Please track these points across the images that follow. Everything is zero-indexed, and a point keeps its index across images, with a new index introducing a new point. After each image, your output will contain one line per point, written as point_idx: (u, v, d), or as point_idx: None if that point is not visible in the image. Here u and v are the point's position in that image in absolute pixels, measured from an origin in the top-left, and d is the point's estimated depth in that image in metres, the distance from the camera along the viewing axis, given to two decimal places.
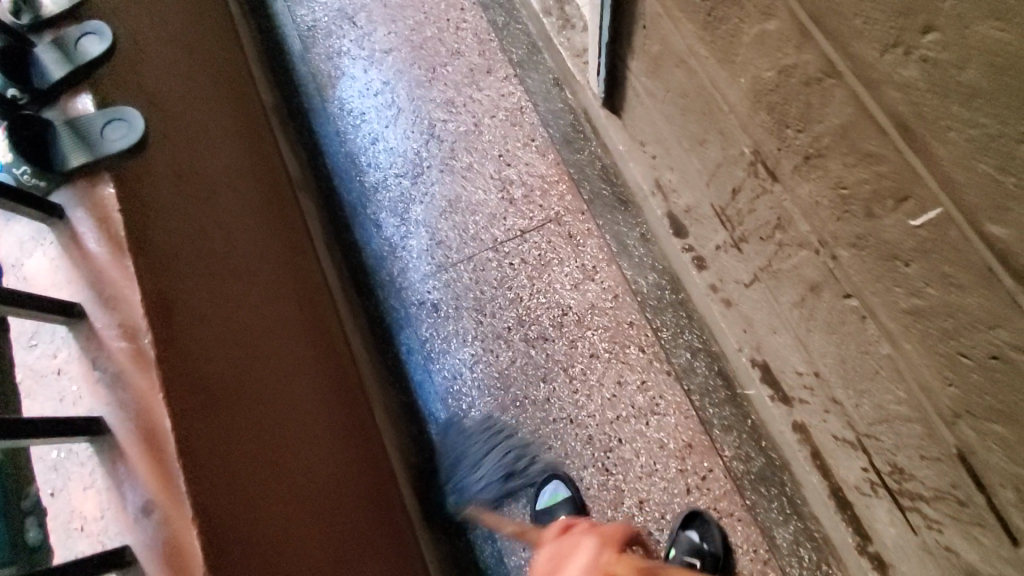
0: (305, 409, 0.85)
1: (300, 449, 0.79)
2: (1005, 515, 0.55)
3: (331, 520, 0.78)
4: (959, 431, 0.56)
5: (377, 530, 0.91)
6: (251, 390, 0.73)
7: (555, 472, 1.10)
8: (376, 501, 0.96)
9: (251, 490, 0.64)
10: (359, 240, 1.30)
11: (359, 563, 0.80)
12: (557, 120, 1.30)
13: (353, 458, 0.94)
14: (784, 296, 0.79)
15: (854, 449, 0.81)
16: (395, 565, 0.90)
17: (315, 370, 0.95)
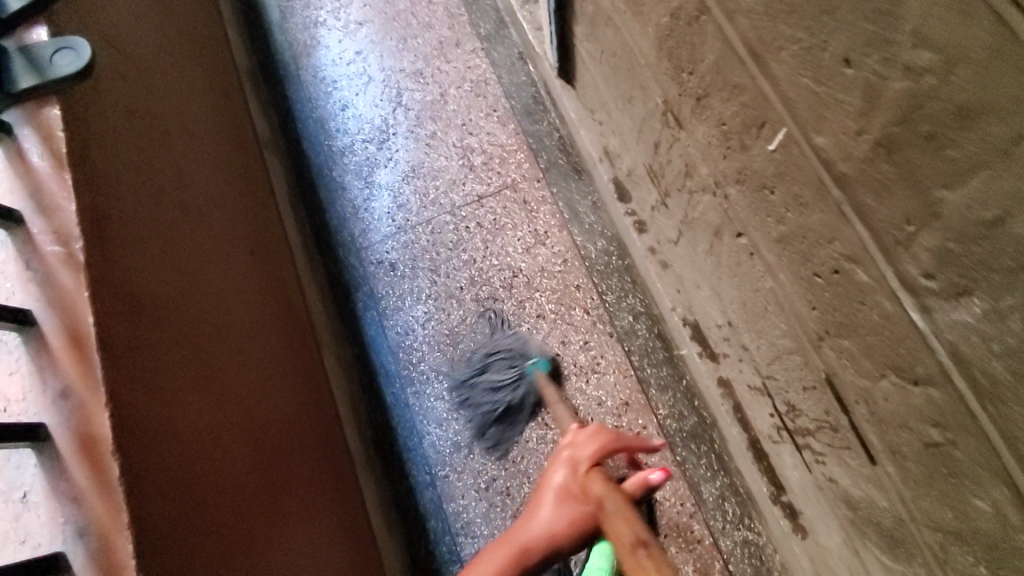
0: (246, 342, 0.90)
1: (235, 373, 0.83)
2: (863, 433, 0.59)
3: (259, 441, 0.82)
4: (825, 354, 0.60)
5: (312, 464, 0.95)
6: (187, 311, 0.78)
7: None
8: (317, 440, 1.00)
9: (176, 395, 0.69)
10: (325, 202, 1.35)
11: (286, 485, 0.85)
12: (519, 92, 1.34)
13: (295, 396, 0.98)
14: (700, 246, 0.84)
15: (763, 397, 0.85)
16: (326, 497, 0.95)
17: (262, 310, 1.00)
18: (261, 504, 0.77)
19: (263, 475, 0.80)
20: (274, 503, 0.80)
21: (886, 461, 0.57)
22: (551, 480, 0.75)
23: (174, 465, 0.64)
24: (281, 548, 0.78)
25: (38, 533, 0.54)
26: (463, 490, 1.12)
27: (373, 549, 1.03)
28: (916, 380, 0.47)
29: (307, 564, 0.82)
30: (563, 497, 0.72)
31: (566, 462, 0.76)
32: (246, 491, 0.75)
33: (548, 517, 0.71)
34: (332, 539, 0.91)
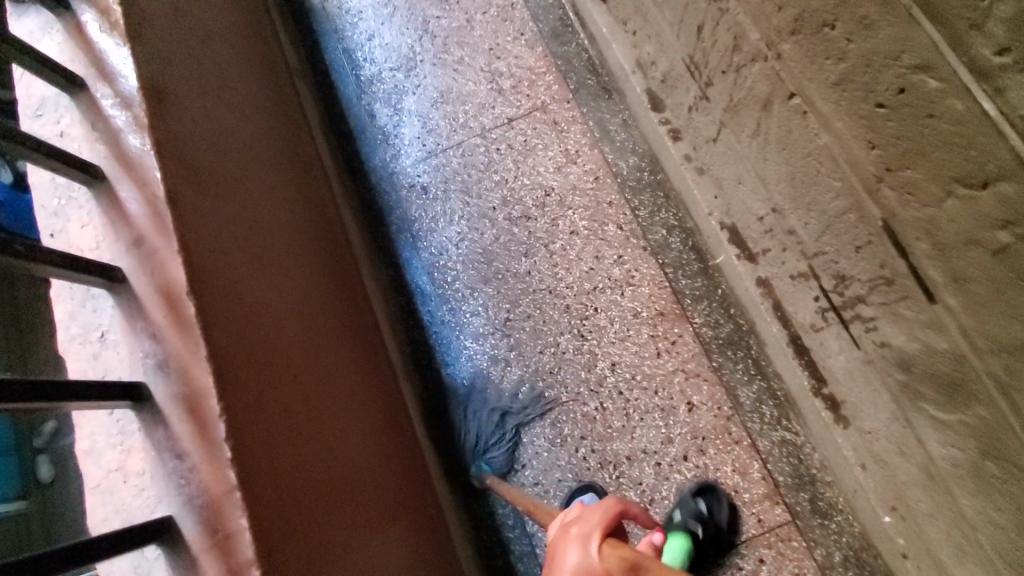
0: (289, 239, 0.91)
1: (282, 264, 0.84)
2: (921, 270, 0.59)
3: (311, 330, 0.83)
4: (883, 198, 0.61)
5: (359, 363, 0.96)
6: (238, 195, 0.79)
7: (706, 482, 1.04)
8: (361, 344, 1.01)
9: (237, 264, 0.70)
10: (354, 130, 1.35)
11: (338, 370, 0.86)
12: (546, 14, 1.33)
13: (340, 300, 1.00)
14: (744, 130, 0.84)
15: (808, 282, 0.85)
16: (374, 395, 0.96)
17: (302, 218, 1.01)
18: (321, 380, 0.79)
19: (320, 354, 0.82)
20: (332, 381, 0.82)
21: (947, 294, 0.57)
22: (563, 561, 0.63)
23: (243, 320, 0.65)
24: (341, 420, 0.80)
25: (119, 367, 0.56)
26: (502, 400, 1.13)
27: (419, 452, 1.05)
28: (986, 181, 0.48)
29: (362, 443, 0.84)
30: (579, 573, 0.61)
31: (574, 528, 0.66)
32: (306, 365, 0.77)
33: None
34: (382, 432, 0.93)
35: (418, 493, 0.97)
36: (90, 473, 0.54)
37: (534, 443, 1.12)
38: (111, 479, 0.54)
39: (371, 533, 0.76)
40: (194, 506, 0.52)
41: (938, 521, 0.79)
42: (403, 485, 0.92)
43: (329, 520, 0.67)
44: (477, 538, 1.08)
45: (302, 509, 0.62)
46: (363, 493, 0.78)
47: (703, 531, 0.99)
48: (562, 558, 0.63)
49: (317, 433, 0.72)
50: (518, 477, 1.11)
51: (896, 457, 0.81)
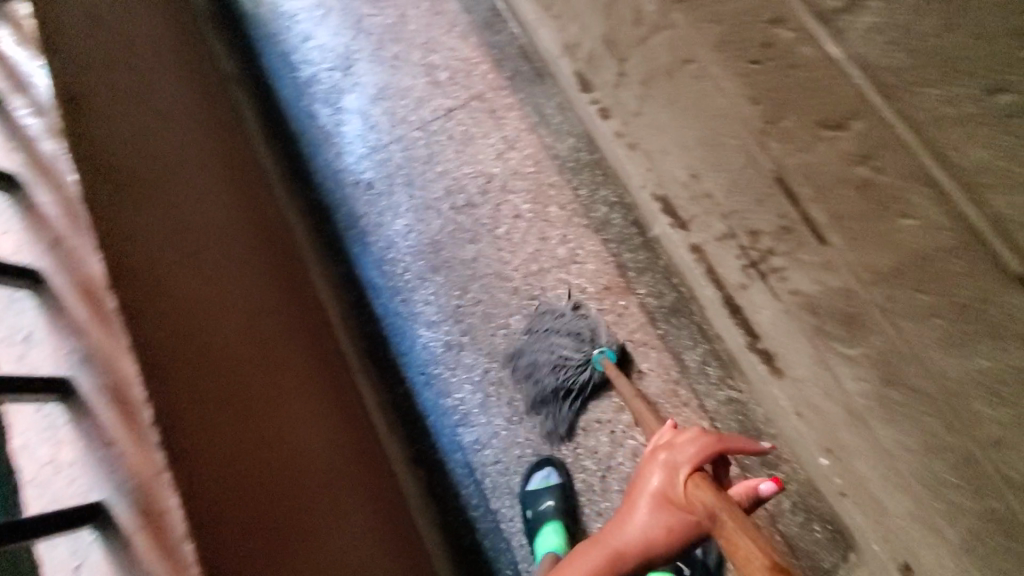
0: (223, 239, 0.94)
1: (213, 263, 0.88)
2: (808, 214, 0.64)
3: (246, 324, 0.86)
4: (771, 149, 0.65)
5: (307, 356, 1.00)
6: (162, 204, 0.82)
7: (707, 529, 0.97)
8: (308, 338, 1.04)
9: (159, 270, 0.74)
10: (296, 132, 1.36)
11: (279, 364, 0.89)
12: (477, 5, 1.35)
13: (283, 298, 1.03)
14: (657, 100, 0.88)
15: (730, 241, 0.89)
16: (323, 386, 0.99)
17: (239, 219, 1.04)
18: (258, 370, 0.83)
19: (256, 350, 0.85)
20: (270, 372, 0.85)
21: (833, 233, 0.61)
22: (645, 480, 0.59)
23: (165, 319, 0.69)
24: (282, 410, 0.83)
25: (44, 363, 0.57)
26: (458, 384, 1.16)
27: (375, 441, 1.07)
28: None
29: (308, 433, 0.86)
30: (662, 502, 0.57)
31: (661, 455, 0.60)
32: (239, 360, 0.79)
33: (643, 526, 0.57)
34: (334, 421, 0.96)
35: (377, 478, 1.00)
36: (22, 469, 0.54)
37: (492, 423, 1.13)
38: (44, 473, 0.54)
39: (320, 513, 0.78)
40: (124, 484, 0.54)
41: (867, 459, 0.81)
42: (358, 471, 0.95)
43: (265, 503, 0.70)
44: (441, 520, 1.11)
45: (231, 493, 0.65)
46: (309, 478, 0.80)
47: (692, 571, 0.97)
48: (642, 477, 0.61)
49: (249, 425, 0.75)
50: (478, 457, 1.12)
51: (825, 402, 0.84)
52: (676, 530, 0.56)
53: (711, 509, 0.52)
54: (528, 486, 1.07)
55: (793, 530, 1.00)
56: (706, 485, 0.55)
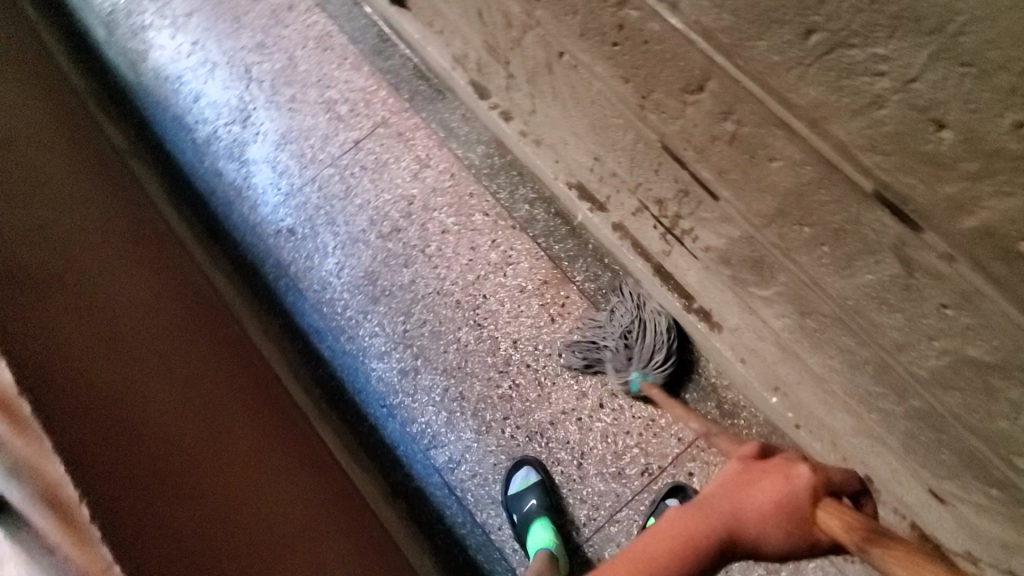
0: (148, 315, 0.93)
1: (140, 341, 0.86)
2: (698, 175, 0.67)
3: (185, 396, 0.85)
4: (650, 122, 0.68)
5: (259, 416, 0.98)
6: (70, 296, 0.80)
7: (678, 483, 1.04)
8: (257, 397, 1.02)
9: (82, 358, 0.73)
10: (205, 193, 1.33)
11: (229, 430, 0.87)
12: (364, 35, 1.36)
13: (223, 363, 1.01)
14: (546, 94, 0.91)
15: (643, 213, 0.93)
16: (281, 442, 0.97)
17: (163, 292, 1.02)
18: (205, 440, 0.81)
19: (200, 422, 0.83)
20: (219, 442, 0.83)
21: (721, 188, 0.65)
22: (785, 473, 0.50)
23: (93, 408, 0.67)
24: (239, 476, 0.82)
25: None
26: (421, 408, 1.15)
27: (347, 479, 1.08)
28: (700, 85, 0.55)
29: (270, 493, 0.85)
30: (792, 507, 0.48)
31: (803, 459, 0.51)
32: (182, 432, 0.78)
33: (763, 522, 0.48)
34: (298, 474, 0.95)
35: (355, 520, 0.99)
36: None
37: (462, 437, 1.13)
38: None
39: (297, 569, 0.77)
40: None
41: (809, 391, 0.86)
42: (334, 521, 0.93)
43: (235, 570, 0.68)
44: (431, 545, 1.10)
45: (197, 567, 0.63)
46: (279, 537, 0.79)
47: None
48: (767, 471, 0.51)
49: (207, 496, 0.73)
50: (455, 476, 1.11)
51: (760, 343, 0.89)
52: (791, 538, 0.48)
53: (859, 541, 0.44)
54: (509, 491, 1.08)
55: None
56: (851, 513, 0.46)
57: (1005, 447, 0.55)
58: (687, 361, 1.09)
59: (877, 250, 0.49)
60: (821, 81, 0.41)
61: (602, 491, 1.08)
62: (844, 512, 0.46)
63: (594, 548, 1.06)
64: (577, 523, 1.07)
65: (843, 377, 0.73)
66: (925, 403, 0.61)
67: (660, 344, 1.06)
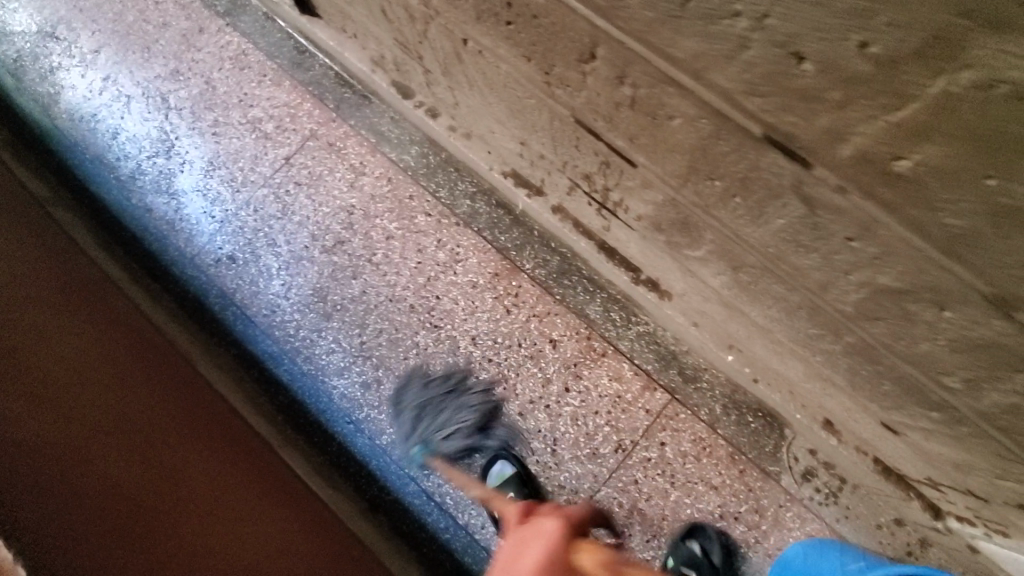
0: (95, 369, 0.92)
1: (92, 400, 0.88)
2: (613, 143, 0.66)
3: (143, 447, 0.86)
4: (559, 98, 0.67)
5: (225, 450, 0.96)
6: (18, 376, 0.85)
7: (694, 522, 1.01)
8: (218, 431, 0.99)
9: (37, 440, 0.79)
10: (137, 232, 1.27)
11: (189, 474, 0.87)
12: (281, 49, 1.33)
13: (181, 399, 0.98)
14: (462, 85, 0.90)
15: (576, 191, 0.93)
16: (251, 473, 0.96)
17: (109, 338, 0.99)
18: (168, 488, 0.83)
19: (154, 475, 0.83)
20: (175, 493, 0.83)
21: (636, 153, 0.64)
22: (540, 533, 0.64)
23: (41, 489, 0.74)
24: (195, 527, 0.81)
25: None
26: (389, 419, 1.12)
27: (320, 501, 1.02)
28: (592, 53, 0.54)
29: (242, 526, 0.85)
30: (550, 560, 0.59)
31: (554, 515, 0.66)
32: (143, 486, 0.81)
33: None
34: (272, 502, 0.93)
35: (338, 539, 0.97)
36: None
37: None
38: None
39: None
40: None
41: (761, 344, 0.87)
42: (318, 541, 0.92)
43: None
44: (418, 556, 1.06)
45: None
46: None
47: None
48: (535, 535, 0.63)
49: (165, 546, 0.77)
50: (431, 481, 1.09)
51: (707, 304, 0.90)
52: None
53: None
54: (486, 487, 1.07)
55: (731, 430, 1.05)
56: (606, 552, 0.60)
57: (932, 369, 0.55)
58: (492, 419, 1.10)
59: (782, 192, 0.49)
60: (693, 30, 0.41)
61: (580, 474, 1.07)
62: (594, 551, 0.59)
63: None
64: None
65: (784, 325, 0.74)
66: (858, 338, 0.61)
67: (478, 411, 1.09)
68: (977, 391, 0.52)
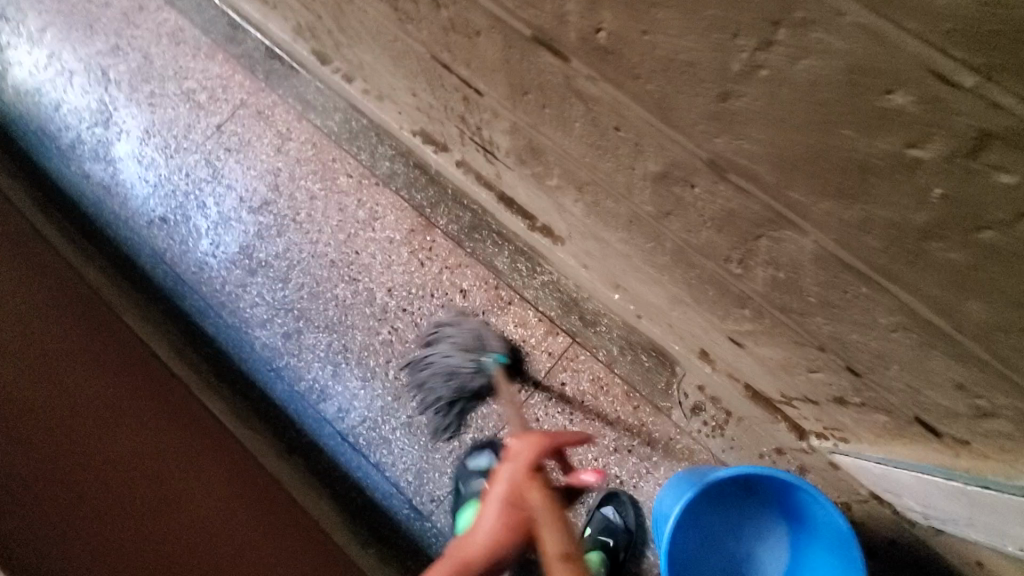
0: (46, 307, 0.99)
1: (49, 330, 0.95)
2: (460, 74, 0.72)
3: (92, 374, 0.94)
4: (412, 33, 0.73)
5: (154, 391, 1.02)
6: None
7: (611, 490, 1.06)
8: (147, 374, 1.05)
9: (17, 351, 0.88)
10: (77, 198, 1.34)
11: (127, 403, 0.94)
12: (214, 24, 1.39)
13: (115, 347, 1.05)
14: (356, 40, 0.97)
15: (466, 141, 0.99)
16: (178, 411, 1.02)
17: (55, 289, 1.07)
18: (113, 411, 0.91)
19: (102, 399, 0.91)
20: (118, 415, 0.91)
21: (476, 81, 0.71)
22: (498, 489, 0.72)
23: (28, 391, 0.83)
24: (99, 454, 0.82)
25: None
26: (308, 366, 1.18)
27: (237, 440, 1.08)
28: None
29: (173, 452, 0.92)
30: (505, 502, 0.71)
31: (506, 467, 0.73)
32: (94, 405, 0.89)
33: (489, 525, 0.70)
34: (191, 439, 0.97)
35: (240, 477, 0.99)
36: None
37: (348, 386, 1.16)
38: None
39: (195, 512, 0.85)
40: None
41: (633, 278, 0.93)
42: (237, 475, 0.98)
43: (83, 542, 0.70)
44: (330, 494, 1.12)
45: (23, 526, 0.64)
46: (148, 506, 0.81)
47: (616, 541, 1.04)
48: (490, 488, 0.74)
49: (117, 454, 0.85)
50: (345, 423, 1.14)
51: (587, 243, 0.96)
52: (515, 529, 0.69)
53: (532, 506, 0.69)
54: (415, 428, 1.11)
55: (626, 369, 1.10)
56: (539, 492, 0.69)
57: (719, 259, 0.60)
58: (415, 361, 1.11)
59: (564, 93, 0.56)
60: None
61: (486, 413, 1.12)
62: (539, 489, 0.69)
63: None
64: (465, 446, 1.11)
65: (631, 248, 0.80)
66: (674, 243, 0.66)
67: (496, 343, 1.10)
68: (751, 272, 0.58)
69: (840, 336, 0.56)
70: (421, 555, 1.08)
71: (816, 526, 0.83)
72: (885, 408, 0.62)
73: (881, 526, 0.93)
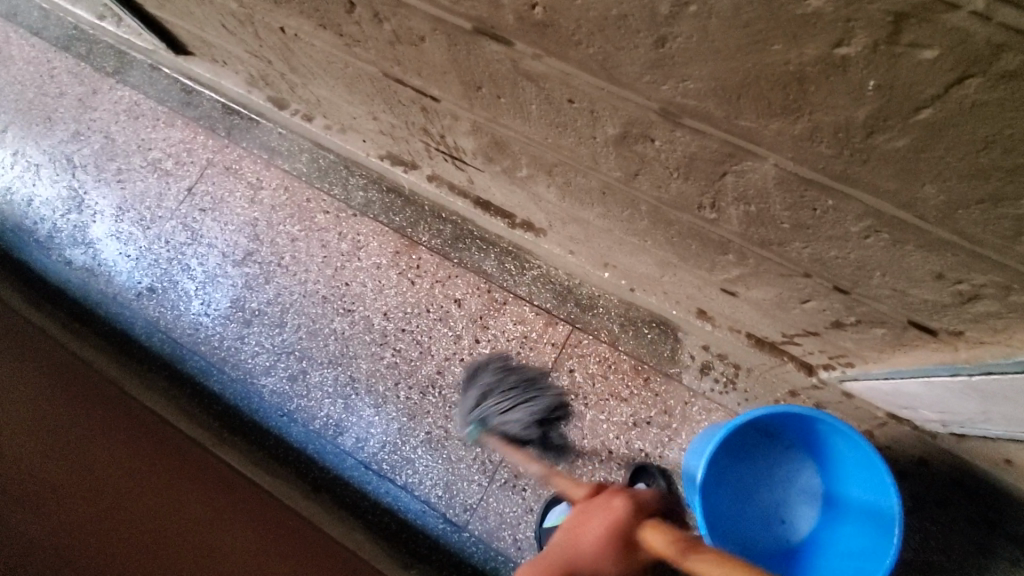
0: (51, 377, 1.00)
1: (54, 398, 0.95)
2: (414, 84, 0.74)
3: (104, 433, 0.94)
4: (359, 55, 0.76)
5: (169, 440, 1.02)
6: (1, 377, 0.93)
7: (640, 462, 1.05)
8: (160, 425, 1.04)
9: (24, 427, 0.88)
10: (60, 285, 1.33)
11: (142, 455, 0.93)
12: (170, 93, 1.43)
13: (124, 404, 1.05)
14: (311, 78, 1.00)
15: (432, 153, 1.02)
16: (195, 456, 1.01)
17: (61, 357, 1.07)
18: (129, 464, 0.90)
19: (119, 455, 0.91)
20: (136, 466, 0.90)
21: (430, 88, 0.73)
22: (610, 508, 0.65)
23: (40, 465, 0.83)
24: (122, 511, 0.82)
25: None
26: (319, 404, 1.18)
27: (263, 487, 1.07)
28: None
29: (196, 494, 0.92)
30: (617, 534, 0.62)
31: (621, 493, 0.67)
32: (111, 461, 0.89)
33: (597, 554, 0.61)
34: (210, 481, 0.97)
35: (272, 516, 0.97)
36: None
37: (362, 416, 1.16)
38: None
39: (226, 546, 0.85)
40: None
41: (619, 252, 0.95)
42: (262, 508, 0.98)
43: None
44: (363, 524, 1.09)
45: None
46: (177, 549, 0.80)
47: None
48: (593, 512, 0.65)
49: (141, 506, 0.84)
50: (366, 453, 1.14)
51: (568, 228, 0.98)
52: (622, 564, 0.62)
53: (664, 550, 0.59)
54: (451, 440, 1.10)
55: (631, 345, 1.11)
56: (667, 532, 0.60)
57: (693, 207, 0.62)
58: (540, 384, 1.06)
59: (514, 77, 0.58)
60: None
61: None
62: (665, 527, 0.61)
63: (509, 468, 1.10)
64: (488, 451, 1.11)
65: (609, 221, 0.82)
66: (649, 204, 0.69)
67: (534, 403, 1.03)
68: (724, 213, 0.60)
69: (820, 255, 0.58)
70: (464, 566, 1.07)
71: (850, 505, 0.87)
72: (880, 319, 0.64)
73: (905, 445, 0.94)
